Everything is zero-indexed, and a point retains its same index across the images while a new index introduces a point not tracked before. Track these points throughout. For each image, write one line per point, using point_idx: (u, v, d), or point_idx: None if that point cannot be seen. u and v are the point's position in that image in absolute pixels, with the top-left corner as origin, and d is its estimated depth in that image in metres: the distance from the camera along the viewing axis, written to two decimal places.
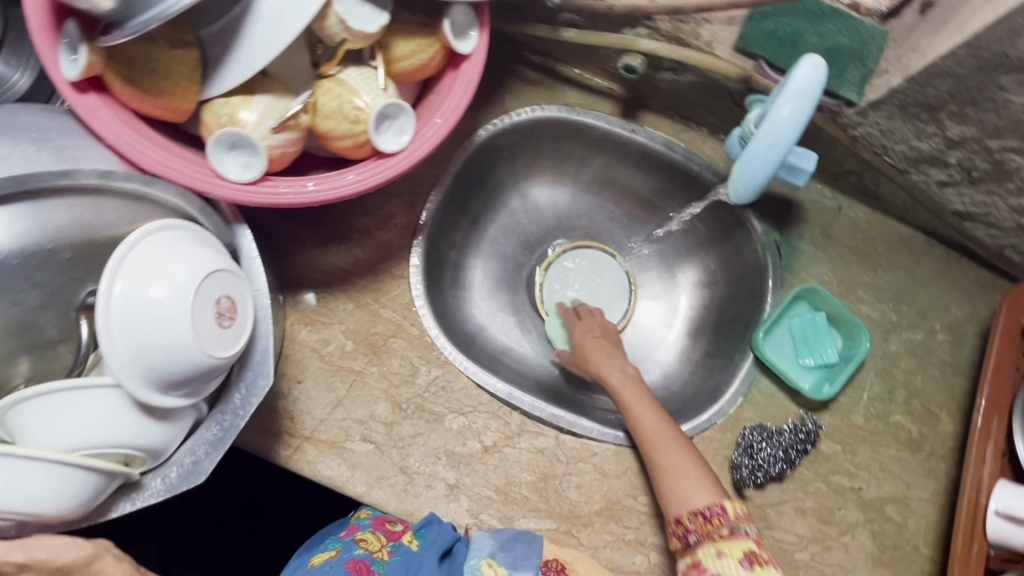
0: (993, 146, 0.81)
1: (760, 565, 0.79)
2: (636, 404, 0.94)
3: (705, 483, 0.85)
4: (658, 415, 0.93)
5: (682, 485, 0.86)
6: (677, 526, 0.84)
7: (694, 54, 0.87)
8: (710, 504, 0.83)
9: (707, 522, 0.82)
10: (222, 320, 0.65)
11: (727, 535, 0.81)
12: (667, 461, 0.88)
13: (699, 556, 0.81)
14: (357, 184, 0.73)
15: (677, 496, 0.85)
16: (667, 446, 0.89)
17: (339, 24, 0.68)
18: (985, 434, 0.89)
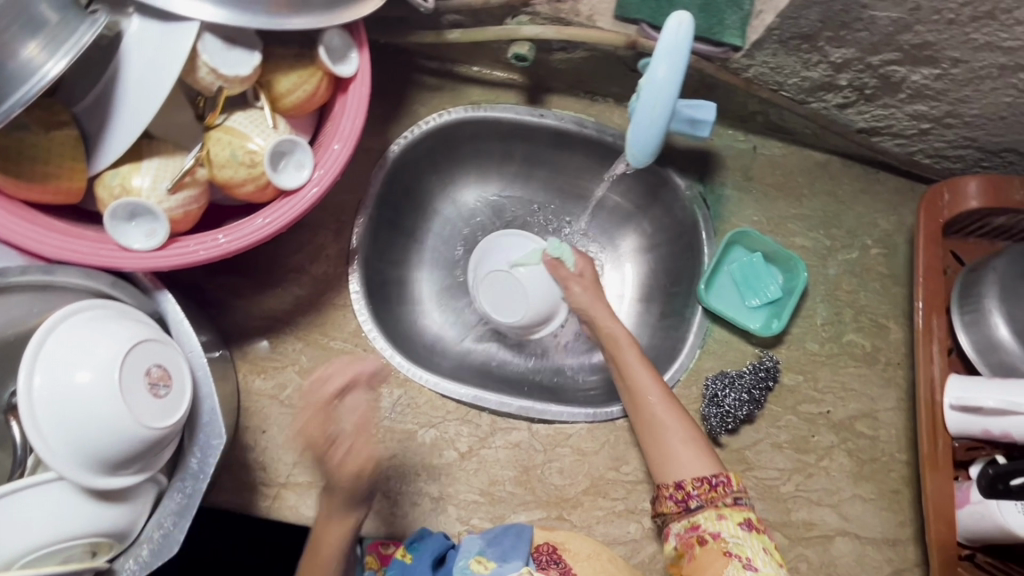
0: (875, 62, 0.84)
1: (757, 531, 0.82)
2: (639, 375, 0.94)
3: (703, 449, 0.88)
4: (656, 378, 0.94)
5: (680, 450, 0.88)
6: (677, 489, 0.86)
7: (577, 31, 0.89)
8: (715, 473, 0.85)
9: (711, 490, 0.84)
10: (156, 390, 0.65)
11: (732, 505, 0.83)
12: (666, 427, 0.90)
13: (698, 520, 0.83)
14: (267, 227, 0.73)
15: (671, 461, 0.88)
16: (666, 411, 0.91)
17: (212, 74, 0.68)
18: (928, 333, 0.92)
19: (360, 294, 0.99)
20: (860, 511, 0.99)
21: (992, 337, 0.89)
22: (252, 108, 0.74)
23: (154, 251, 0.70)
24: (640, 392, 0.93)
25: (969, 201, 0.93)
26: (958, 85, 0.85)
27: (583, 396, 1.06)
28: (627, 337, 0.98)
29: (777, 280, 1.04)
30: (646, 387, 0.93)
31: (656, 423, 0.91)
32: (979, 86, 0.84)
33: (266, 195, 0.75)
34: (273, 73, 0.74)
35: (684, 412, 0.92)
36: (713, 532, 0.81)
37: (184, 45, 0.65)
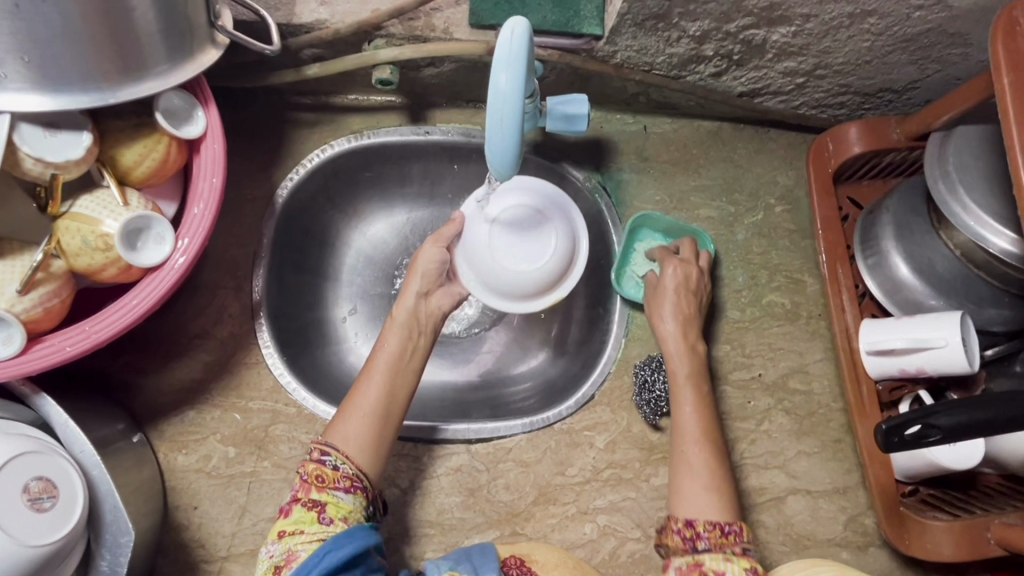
0: (733, 29, 0.84)
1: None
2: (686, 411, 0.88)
3: (724, 497, 0.81)
4: (700, 412, 0.88)
5: (697, 489, 0.82)
6: (686, 526, 0.79)
7: (435, 46, 0.86)
8: (728, 521, 0.79)
9: (722, 535, 0.77)
10: (38, 505, 0.62)
11: (740, 554, 0.76)
12: (690, 468, 0.83)
13: (702, 559, 0.76)
14: (137, 308, 0.70)
15: (683, 497, 0.82)
16: (693, 449, 0.85)
17: (38, 164, 0.65)
18: (836, 283, 0.96)
19: (272, 347, 0.96)
20: (807, 467, 0.99)
21: (896, 278, 0.90)
22: (99, 188, 0.71)
23: (14, 358, 0.66)
24: (677, 418, 0.88)
25: (852, 147, 0.96)
26: (816, 38, 0.85)
27: (522, 406, 1.04)
28: (687, 369, 0.91)
29: None
30: (685, 418, 0.87)
31: (683, 458, 0.84)
32: (837, 36, 0.85)
33: (132, 276, 0.72)
34: (115, 147, 0.71)
35: (720, 462, 0.84)
36: (718, 570, 0.74)
37: (1, 136, 0.63)
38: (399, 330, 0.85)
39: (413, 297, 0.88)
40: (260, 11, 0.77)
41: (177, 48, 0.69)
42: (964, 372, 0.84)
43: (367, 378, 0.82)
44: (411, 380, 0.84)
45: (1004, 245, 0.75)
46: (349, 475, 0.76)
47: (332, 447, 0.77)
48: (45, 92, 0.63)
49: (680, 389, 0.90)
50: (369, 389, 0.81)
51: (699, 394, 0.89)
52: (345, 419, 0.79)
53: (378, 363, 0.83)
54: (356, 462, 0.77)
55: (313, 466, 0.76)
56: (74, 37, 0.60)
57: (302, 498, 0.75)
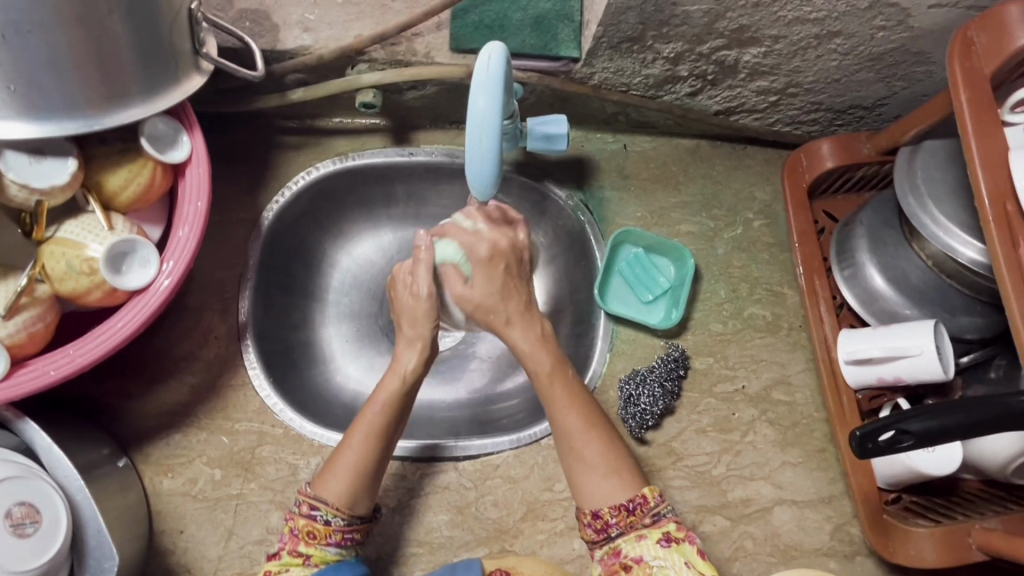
0: (706, 50, 0.87)
1: (677, 543, 0.75)
2: (561, 405, 0.80)
3: (625, 473, 0.78)
4: (579, 404, 0.81)
5: (596, 481, 0.78)
6: (594, 519, 0.77)
7: (417, 70, 0.88)
8: (631, 495, 0.77)
9: (629, 514, 0.76)
10: (21, 530, 0.63)
11: (651, 525, 0.75)
12: (585, 461, 0.78)
13: (618, 545, 0.75)
14: (121, 331, 0.70)
15: (590, 487, 0.78)
16: (584, 443, 0.79)
17: (24, 190, 0.67)
18: (814, 295, 0.98)
19: (258, 368, 0.96)
20: (792, 477, 1.00)
21: (871, 288, 0.92)
22: (84, 213, 0.72)
23: None
24: (557, 420, 0.80)
25: (826, 162, 0.99)
26: (786, 58, 0.88)
27: (509, 423, 1.04)
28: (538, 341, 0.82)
29: (668, 272, 1.07)
30: (565, 417, 0.80)
31: (576, 455, 0.79)
32: (805, 56, 0.88)
33: (117, 299, 0.72)
34: (100, 172, 0.72)
35: (610, 439, 0.80)
36: (636, 557, 0.74)
37: None
38: (400, 391, 0.81)
39: (411, 356, 0.83)
40: (245, 38, 0.79)
41: (161, 76, 0.70)
42: (940, 379, 0.85)
43: (357, 434, 0.80)
44: (397, 432, 0.83)
45: (972, 255, 0.77)
46: (340, 528, 0.77)
47: (322, 502, 0.77)
48: (30, 119, 0.64)
49: (551, 391, 0.81)
50: (356, 449, 0.79)
51: (571, 382, 0.82)
52: (335, 474, 0.78)
53: (371, 422, 0.80)
54: (346, 514, 0.78)
55: (303, 520, 0.76)
56: (59, 66, 0.61)
57: (289, 547, 0.76)
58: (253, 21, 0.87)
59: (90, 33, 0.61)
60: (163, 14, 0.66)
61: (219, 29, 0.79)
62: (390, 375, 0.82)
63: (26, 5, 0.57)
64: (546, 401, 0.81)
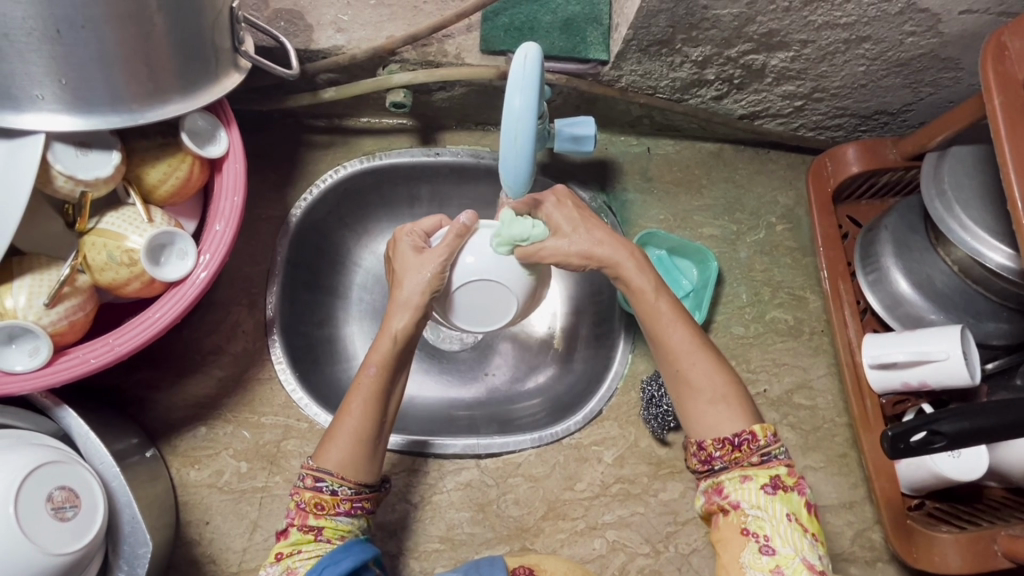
0: (734, 55, 0.88)
1: (784, 491, 0.72)
2: (664, 325, 0.80)
3: (733, 402, 0.76)
4: (685, 323, 0.80)
5: (704, 407, 0.77)
6: (699, 449, 0.76)
7: (447, 70, 0.90)
8: (738, 431, 0.74)
9: (735, 450, 0.74)
10: (62, 514, 0.64)
11: (758, 466, 0.73)
12: (693, 384, 0.77)
13: (722, 482, 0.74)
14: (158, 322, 0.72)
15: (695, 414, 0.77)
16: (693, 363, 0.78)
17: (70, 182, 0.68)
18: (837, 299, 0.99)
19: (284, 362, 0.97)
20: (814, 482, 1.00)
21: (895, 293, 0.92)
22: (124, 205, 0.74)
23: (40, 370, 0.69)
24: (662, 339, 0.80)
25: (850, 167, 0.99)
26: (814, 62, 0.89)
27: (530, 422, 1.05)
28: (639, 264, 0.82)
29: (691, 274, 1.08)
30: (671, 335, 0.79)
31: (682, 376, 0.78)
32: (833, 61, 0.88)
33: (154, 291, 0.74)
34: (140, 165, 0.74)
35: (720, 364, 0.79)
36: (734, 501, 0.72)
37: (35, 154, 0.66)
38: (391, 351, 0.80)
39: (404, 321, 0.81)
40: (281, 39, 0.81)
41: (203, 73, 0.71)
42: (966, 384, 0.85)
43: (354, 401, 0.80)
44: (393, 400, 0.83)
45: (1001, 260, 0.77)
46: (348, 497, 0.77)
47: (327, 472, 0.76)
48: (77, 113, 0.66)
49: (656, 312, 0.80)
50: (354, 415, 0.79)
51: (676, 304, 0.81)
52: (335, 443, 0.78)
53: (366, 385, 0.80)
54: (353, 482, 0.78)
55: (309, 493, 0.76)
56: (107, 62, 0.63)
57: (298, 522, 0.76)
58: (287, 21, 0.89)
59: (139, 30, 0.62)
60: (206, 13, 0.67)
61: (256, 29, 0.81)
62: (380, 338, 0.81)
63: (81, 2, 0.58)
64: (650, 321, 0.80)
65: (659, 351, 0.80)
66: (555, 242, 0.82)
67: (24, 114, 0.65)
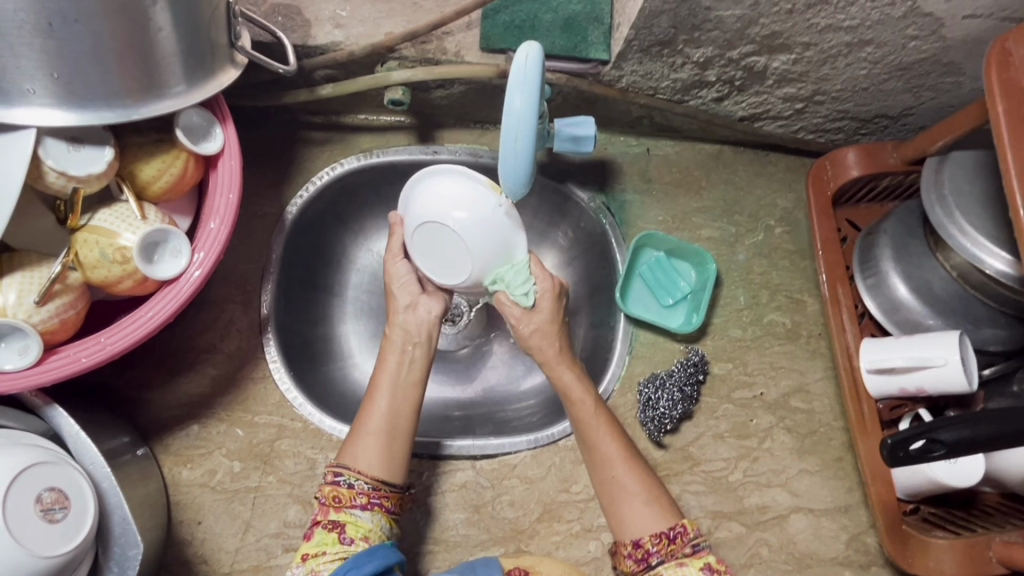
0: (735, 56, 0.87)
1: (718, 575, 0.75)
2: (598, 434, 0.85)
3: (661, 503, 0.80)
4: (616, 434, 0.85)
5: (637, 509, 0.80)
6: (635, 547, 0.78)
7: (446, 68, 0.89)
8: (671, 525, 0.79)
9: (671, 543, 0.77)
10: (51, 516, 0.63)
11: (692, 555, 0.77)
12: (625, 491, 0.81)
13: (659, 573, 0.76)
14: (151, 320, 0.71)
15: (626, 517, 0.80)
16: (622, 472, 0.82)
17: (61, 177, 0.67)
18: (836, 303, 0.98)
19: (278, 361, 0.97)
20: (809, 485, 1.00)
21: (894, 298, 0.92)
22: (117, 202, 0.73)
23: (30, 369, 0.68)
24: (597, 449, 0.84)
25: (850, 170, 0.99)
26: (816, 65, 0.88)
27: (526, 423, 1.04)
28: (577, 380, 0.87)
29: (689, 276, 1.08)
30: (604, 446, 0.84)
31: (615, 483, 0.82)
32: (835, 64, 0.88)
33: (147, 288, 0.73)
34: (134, 161, 0.72)
35: (646, 471, 0.83)
36: None
37: (27, 150, 0.65)
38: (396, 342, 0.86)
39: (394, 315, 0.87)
40: (279, 33, 0.79)
41: (198, 68, 0.70)
42: (963, 390, 0.85)
43: (371, 394, 0.83)
44: (416, 389, 0.85)
45: (1001, 266, 0.77)
46: (365, 491, 0.77)
47: (344, 467, 0.78)
48: (70, 108, 0.65)
49: (589, 423, 0.85)
50: (371, 405, 0.82)
51: (609, 418, 0.86)
52: (356, 438, 0.80)
53: (384, 380, 0.84)
54: (371, 477, 0.78)
55: (328, 487, 0.77)
56: (100, 55, 0.62)
57: (322, 519, 0.76)
58: (285, 16, 0.88)
59: (134, 23, 0.61)
60: (203, 6, 0.66)
61: (253, 22, 0.79)
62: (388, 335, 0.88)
63: None
64: (586, 433, 0.85)
65: (593, 462, 0.84)
66: (532, 315, 0.88)
67: (15, 108, 0.64)
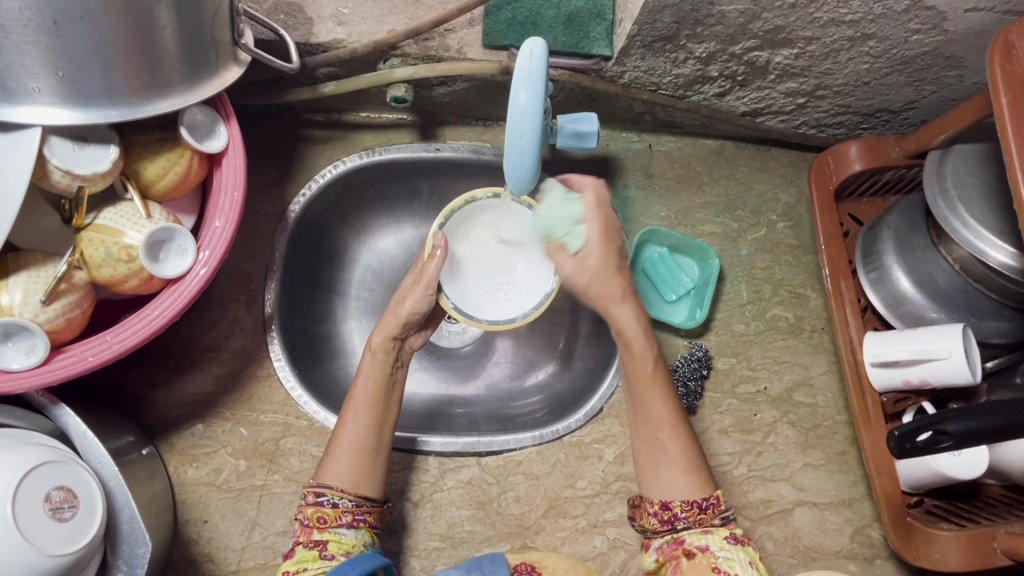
0: (738, 51, 0.87)
1: (742, 545, 0.78)
2: (650, 394, 0.85)
3: (699, 472, 0.81)
4: (667, 396, 0.85)
5: (674, 475, 0.81)
6: (664, 509, 0.79)
7: (448, 65, 0.89)
8: (705, 495, 0.80)
9: (701, 512, 0.79)
10: (60, 514, 0.63)
11: (720, 525, 0.78)
12: (667, 455, 0.82)
13: (683, 536, 0.78)
14: (158, 319, 0.71)
15: (658, 480, 0.81)
16: (666, 435, 0.83)
17: (66, 176, 0.67)
18: (839, 298, 0.98)
19: (283, 359, 0.96)
20: (813, 479, 1.00)
21: (897, 291, 0.92)
22: (122, 201, 0.73)
23: (37, 369, 0.68)
24: (646, 406, 0.84)
25: (853, 164, 0.99)
26: (818, 60, 0.88)
27: (530, 420, 1.04)
28: (639, 332, 0.86)
29: (692, 272, 1.07)
30: (654, 406, 0.84)
31: (657, 445, 0.82)
32: (837, 58, 0.88)
33: (152, 287, 0.73)
34: (139, 160, 0.72)
35: (690, 438, 0.84)
36: (700, 546, 0.77)
37: (31, 149, 0.65)
38: (376, 363, 0.86)
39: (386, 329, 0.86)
40: (281, 31, 0.79)
41: (202, 66, 0.70)
42: (967, 382, 0.85)
43: (348, 414, 0.83)
44: (393, 408, 0.85)
45: (1004, 259, 0.77)
46: (348, 509, 0.78)
47: (327, 487, 0.78)
48: (74, 106, 0.65)
49: (643, 380, 0.85)
50: (348, 424, 0.82)
51: (664, 377, 0.86)
52: (335, 458, 0.80)
53: (359, 399, 0.84)
54: (353, 495, 0.79)
55: (311, 509, 0.77)
56: (104, 53, 0.62)
57: (303, 540, 0.76)
58: (287, 14, 0.88)
59: (138, 22, 0.61)
60: (206, 3, 0.66)
61: (255, 20, 0.79)
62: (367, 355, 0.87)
63: None
64: (638, 388, 0.85)
65: (638, 419, 0.85)
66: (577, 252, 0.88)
67: (19, 107, 0.64)
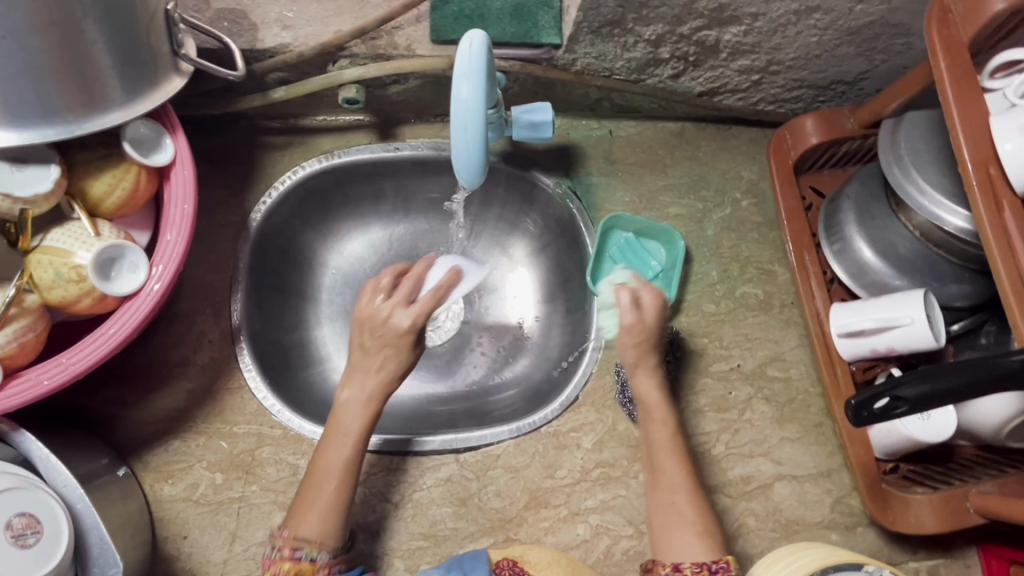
0: (687, 32, 0.87)
1: None
2: (667, 460, 0.85)
3: (710, 536, 0.80)
4: (686, 463, 0.85)
5: (686, 538, 0.80)
6: (675, 572, 0.78)
7: (398, 63, 0.88)
8: (715, 559, 0.78)
9: (710, 573, 0.77)
10: (23, 540, 0.63)
11: None
12: (680, 518, 0.81)
13: None
14: (114, 338, 0.70)
15: (670, 540, 0.80)
16: (682, 501, 0.82)
17: (7, 200, 0.67)
18: (804, 271, 0.99)
19: (253, 370, 0.96)
20: (791, 453, 1.01)
21: (860, 262, 0.93)
22: (70, 220, 0.72)
23: None
24: (664, 470, 0.85)
25: (810, 137, 0.99)
26: (767, 35, 0.89)
27: (506, 413, 1.05)
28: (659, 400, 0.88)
29: (659, 255, 1.07)
30: (669, 469, 0.84)
31: (672, 508, 0.82)
32: (785, 33, 0.88)
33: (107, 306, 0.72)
34: (84, 178, 0.71)
35: (706, 507, 0.83)
36: None
37: None
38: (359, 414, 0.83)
39: (358, 391, 0.84)
40: (223, 38, 0.78)
41: (142, 79, 0.69)
42: (931, 347, 0.86)
43: (324, 469, 0.81)
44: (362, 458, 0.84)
45: (958, 223, 0.78)
46: (326, 562, 0.77)
47: (305, 541, 0.77)
48: (9, 126, 0.64)
49: (658, 443, 0.86)
50: (323, 481, 0.80)
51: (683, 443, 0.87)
52: (307, 517, 0.78)
53: (337, 456, 0.81)
54: (332, 547, 0.78)
55: (287, 563, 0.76)
56: (34, 73, 0.61)
57: None
58: (230, 21, 0.87)
59: (66, 37, 0.60)
60: (139, 13, 0.64)
61: (196, 29, 0.78)
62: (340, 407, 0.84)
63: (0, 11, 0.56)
64: (655, 450, 0.86)
65: (655, 483, 0.85)
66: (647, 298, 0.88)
67: None
